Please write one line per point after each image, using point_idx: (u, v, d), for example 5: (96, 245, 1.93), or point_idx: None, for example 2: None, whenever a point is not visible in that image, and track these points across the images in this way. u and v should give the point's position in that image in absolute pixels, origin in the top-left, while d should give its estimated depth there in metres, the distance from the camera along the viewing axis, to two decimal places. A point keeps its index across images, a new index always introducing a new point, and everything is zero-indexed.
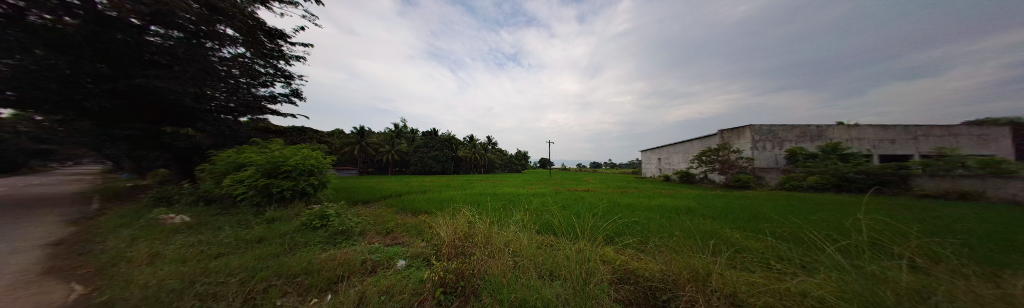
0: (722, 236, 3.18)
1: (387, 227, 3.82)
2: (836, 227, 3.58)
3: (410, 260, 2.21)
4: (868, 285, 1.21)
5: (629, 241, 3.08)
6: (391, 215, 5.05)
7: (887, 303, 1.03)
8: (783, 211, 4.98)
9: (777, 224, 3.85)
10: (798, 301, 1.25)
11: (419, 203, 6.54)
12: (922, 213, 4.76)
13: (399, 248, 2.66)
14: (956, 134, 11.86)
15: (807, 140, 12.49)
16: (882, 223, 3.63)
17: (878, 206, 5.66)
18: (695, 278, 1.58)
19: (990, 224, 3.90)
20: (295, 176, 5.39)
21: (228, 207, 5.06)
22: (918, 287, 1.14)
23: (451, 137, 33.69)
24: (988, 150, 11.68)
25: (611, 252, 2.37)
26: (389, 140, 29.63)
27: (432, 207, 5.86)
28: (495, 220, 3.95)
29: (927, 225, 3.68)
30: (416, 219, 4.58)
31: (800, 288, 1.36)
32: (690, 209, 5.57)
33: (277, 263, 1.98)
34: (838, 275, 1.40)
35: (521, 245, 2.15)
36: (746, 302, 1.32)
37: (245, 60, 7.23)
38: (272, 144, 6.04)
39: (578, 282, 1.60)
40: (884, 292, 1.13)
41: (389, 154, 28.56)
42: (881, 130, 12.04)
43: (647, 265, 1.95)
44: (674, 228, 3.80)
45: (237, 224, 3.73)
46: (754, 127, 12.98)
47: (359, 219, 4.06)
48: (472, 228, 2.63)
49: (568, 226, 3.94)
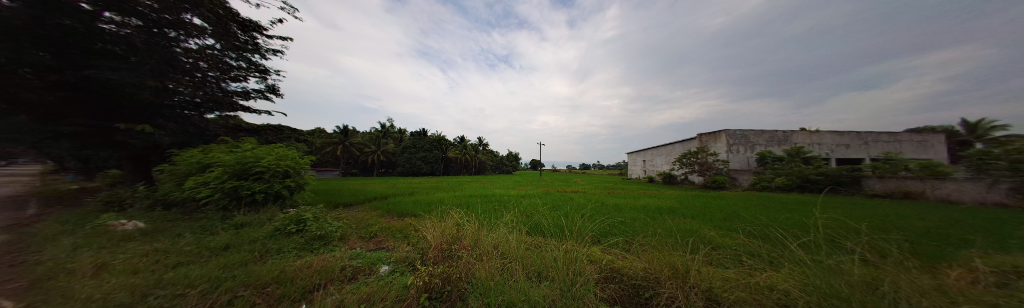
0: (699, 234, 3.39)
1: (370, 231, 3.69)
2: (801, 225, 3.88)
3: (394, 265, 2.13)
4: (827, 278, 1.32)
5: (616, 241, 3.17)
6: (375, 219, 4.85)
7: (849, 297, 1.12)
8: (755, 210, 5.33)
9: (748, 223, 4.13)
10: (765, 296, 1.35)
11: (406, 206, 6.36)
12: (873, 212, 5.27)
13: (383, 253, 2.56)
14: (899, 140, 13.37)
15: (774, 144, 13.57)
16: (840, 222, 3.99)
17: (835, 205, 6.24)
18: (677, 275, 1.64)
19: (928, 221, 4.39)
20: (268, 178, 5.03)
21: (191, 211, 4.62)
22: (869, 280, 1.27)
23: (440, 137, 33.14)
24: (926, 154, 13.22)
25: (597, 252, 2.41)
26: (374, 141, 28.59)
27: (419, 210, 5.71)
28: (484, 222, 3.91)
29: (875, 222, 4.11)
30: (402, 223, 4.40)
31: (768, 282, 1.47)
32: (671, 209, 5.83)
33: (246, 272, 1.84)
34: (801, 269, 1.52)
35: (510, 246, 2.15)
36: (721, 297, 1.41)
37: (214, 52, 6.65)
38: (245, 143, 5.64)
39: (565, 283, 1.62)
40: (840, 283, 1.24)
41: (374, 155, 27.47)
42: (837, 136, 13.33)
43: (632, 264, 1.98)
44: (656, 227, 3.97)
45: (200, 230, 3.42)
46: (729, 131, 13.87)
47: (339, 223, 3.88)
48: (460, 230, 2.62)
49: (555, 227, 4.00)
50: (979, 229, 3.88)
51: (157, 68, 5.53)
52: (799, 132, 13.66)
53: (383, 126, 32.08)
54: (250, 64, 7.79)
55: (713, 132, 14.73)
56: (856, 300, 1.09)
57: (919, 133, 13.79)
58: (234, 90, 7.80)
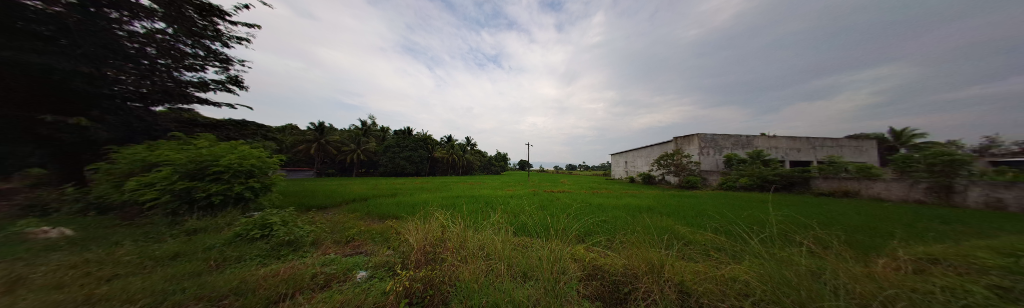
0: (673, 231, 3.62)
1: (348, 235, 3.49)
2: (760, 221, 4.28)
3: (372, 270, 2.02)
4: (780, 268, 1.47)
5: (599, 239, 3.29)
6: (353, 222, 4.60)
7: (802, 287, 1.24)
8: (723, 208, 5.80)
9: (716, 220, 4.48)
10: (730, 287, 1.47)
11: (388, 208, 6.09)
12: (820, 209, 5.96)
13: (360, 258, 2.43)
14: (841, 145, 15.27)
15: (739, 148, 14.91)
16: (793, 218, 4.46)
17: (788, 203, 6.99)
18: (652, 269, 1.75)
19: (861, 216, 5.06)
20: (227, 179, 4.53)
21: (132, 216, 4.05)
22: (813, 269, 1.43)
23: (426, 137, 32.21)
24: (861, 158, 15.22)
25: (581, 250, 2.47)
26: (354, 139, 27.10)
27: (402, 212, 5.50)
28: (470, 223, 3.84)
29: (821, 218, 4.65)
30: (383, 226, 4.20)
31: (731, 274, 1.60)
32: (650, 207, 6.15)
33: (199, 283, 1.65)
34: (760, 261, 1.68)
35: (496, 247, 2.14)
36: (692, 290, 1.52)
37: (165, 37, 5.86)
38: (200, 140, 5.06)
39: (549, 281, 1.66)
40: (789, 273, 1.40)
41: (354, 154, 25.95)
42: (791, 140, 14.94)
43: (612, 261, 2.06)
44: (635, 225, 4.17)
45: (143, 237, 3.00)
46: (701, 135, 14.99)
47: (312, 227, 3.61)
48: (445, 232, 2.57)
49: (541, 227, 4.05)
50: (900, 222, 4.55)
51: (93, 53, 4.75)
52: (760, 137, 15.12)
53: (364, 123, 30.42)
54: (209, 52, 6.99)
55: (687, 136, 15.82)
56: (809, 291, 1.21)
57: (856, 139, 15.86)
58: (188, 80, 6.94)
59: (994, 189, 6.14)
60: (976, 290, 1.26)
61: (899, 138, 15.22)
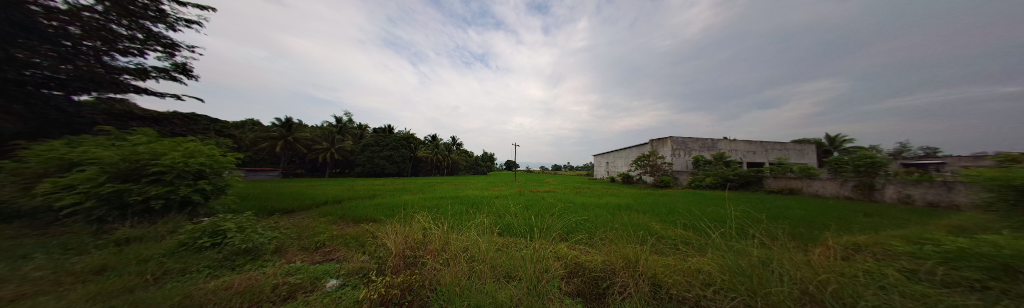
0: (648, 227, 3.85)
1: (318, 240, 3.24)
2: (722, 217, 4.72)
3: (344, 278, 1.89)
4: (735, 259, 1.63)
5: (581, 237, 3.39)
6: (325, 226, 4.26)
7: (755, 277, 1.39)
8: (692, 205, 6.29)
9: (686, 216, 4.86)
10: (696, 278, 1.60)
11: (365, 210, 5.74)
12: (771, 205, 6.74)
13: (332, 265, 2.26)
14: (788, 148, 17.37)
15: (705, 150, 16.32)
16: (749, 214, 4.98)
17: (745, 200, 7.82)
18: (629, 264, 1.85)
19: (803, 211, 5.80)
20: (170, 180, 3.97)
21: (44, 225, 3.37)
22: (763, 259, 1.62)
23: (408, 135, 30.96)
24: (804, 160, 17.44)
25: (564, 248, 2.53)
26: (328, 137, 25.20)
27: (380, 214, 5.23)
28: (454, 224, 3.76)
29: (772, 213, 5.25)
30: (358, 230, 3.94)
31: (696, 265, 1.75)
32: (628, 205, 6.49)
33: (130, 301, 1.41)
34: (720, 253, 1.85)
35: (479, 248, 2.12)
36: (663, 283, 1.64)
37: (91, 14, 4.92)
38: (136, 135, 4.38)
39: (532, 280, 1.68)
40: (743, 262, 1.56)
41: (326, 153, 24.05)
42: (748, 144, 16.69)
43: (592, 257, 2.12)
44: (614, 222, 4.37)
45: (57, 249, 2.49)
46: (673, 138, 16.17)
47: (274, 233, 3.29)
48: (427, 235, 2.49)
49: (526, 226, 4.08)
50: (832, 216, 5.29)
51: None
52: (722, 140, 16.68)
53: (338, 120, 28.31)
54: (149, 35, 5.99)
55: (661, 138, 16.94)
56: (762, 282, 1.36)
57: (799, 143, 18.14)
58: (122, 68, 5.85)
59: (906, 186, 7.45)
60: (886, 272, 1.52)
61: (832, 143, 17.71)
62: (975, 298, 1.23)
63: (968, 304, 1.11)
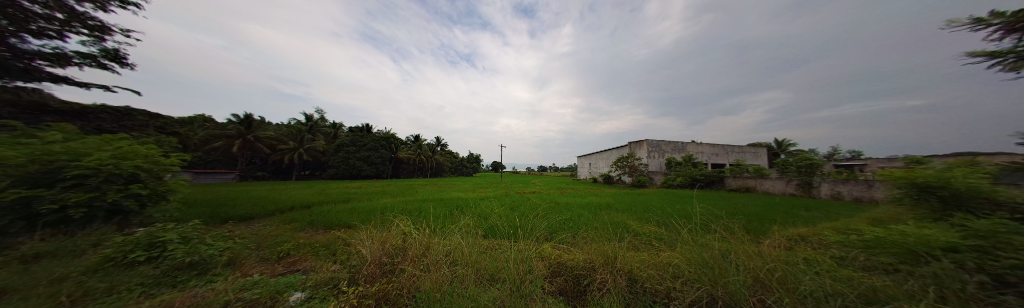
0: (626, 225, 4.06)
1: (282, 250, 2.94)
2: (691, 214, 5.13)
3: (312, 290, 1.74)
4: (700, 252, 1.78)
5: (564, 237, 3.46)
6: (290, 234, 3.89)
7: (716, 269, 1.53)
8: (666, 204, 6.75)
9: (660, 214, 5.20)
10: (666, 272, 1.72)
11: (338, 216, 5.33)
12: (732, 202, 7.48)
13: (297, 277, 2.06)
14: (745, 151, 19.43)
15: (676, 152, 17.66)
16: (713, 211, 5.48)
17: (710, 197, 8.59)
18: (609, 261, 1.93)
19: (757, 207, 6.52)
20: (96, 185, 3.26)
21: None
22: (723, 251, 1.79)
23: (388, 135, 29.48)
24: (757, 161, 19.64)
25: (547, 248, 2.56)
26: (296, 135, 23.08)
27: (356, 219, 4.90)
28: (436, 228, 3.64)
29: (731, 210, 5.83)
30: (330, 237, 3.65)
31: (667, 259, 1.88)
32: (608, 205, 6.78)
33: None
34: (687, 247, 2.00)
35: (462, 252, 2.08)
36: (638, 277, 1.73)
37: None
38: (46, 130, 3.61)
39: (515, 282, 1.69)
40: (706, 255, 1.72)
41: (294, 153, 21.99)
42: (713, 147, 18.39)
43: (574, 256, 2.18)
44: (595, 221, 4.54)
45: None
46: (649, 141, 17.28)
47: (228, 244, 2.92)
48: (406, 240, 2.39)
49: (510, 228, 4.07)
50: (780, 211, 6.02)
51: None
52: (691, 143, 18.19)
53: (308, 118, 26.02)
54: (75, 15, 4.29)
55: (639, 141, 17.96)
56: (722, 273, 1.50)
57: (754, 146, 20.40)
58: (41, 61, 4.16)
59: (837, 184, 8.67)
60: (822, 259, 1.76)
61: (780, 147, 20.18)
62: (896, 281, 1.45)
63: (883, 285, 1.32)
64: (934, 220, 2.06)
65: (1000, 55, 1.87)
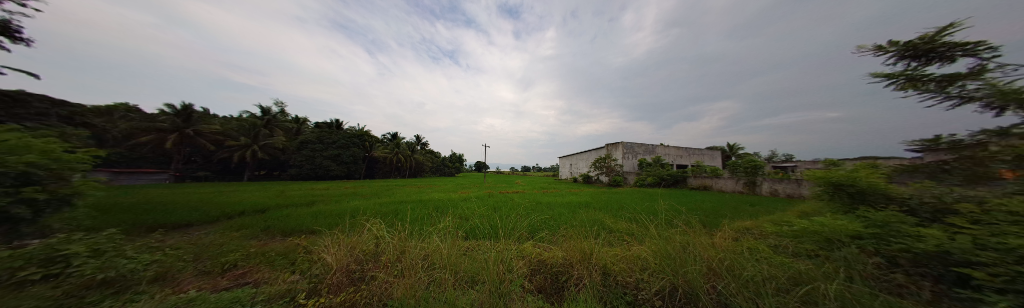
0: (602, 223, 4.27)
1: (229, 261, 2.57)
2: (658, 210, 5.58)
3: (265, 304, 1.55)
4: (666, 245, 1.94)
5: (544, 235, 3.53)
6: (240, 243, 3.42)
7: (680, 260, 1.69)
8: (637, 201, 7.28)
9: (631, 211, 5.59)
10: (636, 264, 1.85)
11: (300, 220, 4.82)
12: (692, 199, 8.32)
13: (246, 291, 1.82)
14: (704, 153, 21.69)
15: (647, 153, 19.10)
16: (676, 208, 6.05)
17: (676, 195, 9.45)
18: (585, 257, 2.00)
19: (713, 203, 7.32)
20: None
21: None
22: (684, 243, 1.97)
23: (361, 132, 27.44)
24: (714, 162, 22.06)
25: (527, 247, 2.58)
26: (250, 130, 20.38)
27: (322, 224, 4.47)
28: (413, 232, 3.46)
29: (692, 206, 6.49)
30: (290, 244, 3.28)
31: (636, 253, 2.02)
32: (586, 203, 7.11)
33: None
34: (655, 241, 2.17)
35: (440, 254, 2.02)
36: (611, 271, 1.84)
37: None
38: None
39: (494, 281, 1.69)
40: (670, 248, 1.88)
41: (247, 151, 19.41)
42: (678, 149, 20.24)
43: (553, 253, 2.23)
44: (574, 220, 4.70)
45: None
46: (624, 143, 18.44)
47: (158, 256, 2.47)
48: (378, 244, 2.25)
49: (491, 228, 4.03)
50: (730, 207, 6.85)
51: None
52: (660, 146, 19.80)
53: (266, 111, 23.08)
54: None
55: (615, 143, 19.08)
56: (684, 263, 1.66)
57: (711, 149, 22.89)
58: None
59: (775, 182, 10.10)
60: (760, 247, 2.04)
61: (731, 150, 22.89)
62: (817, 265, 1.74)
63: (806, 268, 1.57)
64: (845, 213, 2.50)
65: (894, 76, 2.31)
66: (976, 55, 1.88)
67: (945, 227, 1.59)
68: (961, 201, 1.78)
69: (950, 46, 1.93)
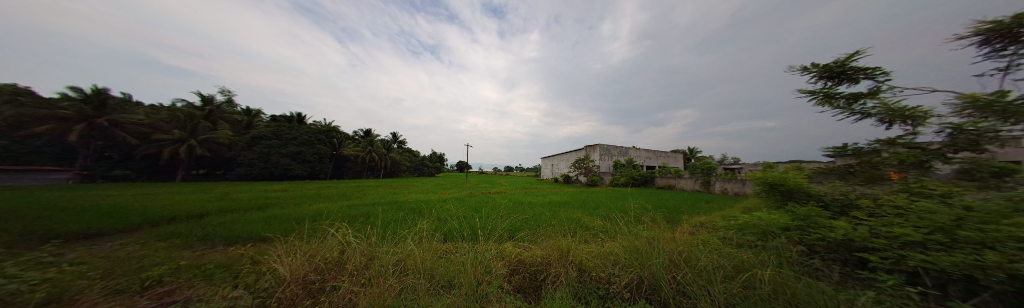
0: (579, 221, 4.45)
1: (151, 277, 2.15)
2: (629, 208, 5.99)
3: None
4: (636, 241, 2.07)
5: (524, 235, 3.54)
6: (167, 254, 2.88)
7: (648, 253, 1.82)
8: (611, 200, 7.75)
9: (606, 209, 5.92)
10: (609, 258, 1.96)
11: (248, 227, 4.22)
12: (659, 198, 9.09)
13: None
14: (669, 156, 23.84)
15: (621, 155, 20.40)
16: (645, 206, 6.56)
17: (644, 194, 10.25)
18: (563, 255, 2.05)
19: (676, 201, 8.08)
20: None
21: None
22: (650, 238, 2.12)
23: (329, 128, 25.06)
24: (677, 164, 24.31)
25: (506, 247, 2.57)
26: (186, 122, 17.37)
27: (276, 230, 3.96)
28: (385, 235, 3.24)
29: (658, 204, 7.10)
30: (233, 254, 2.85)
31: (609, 249, 2.13)
32: (565, 202, 7.36)
33: None
34: (626, 237, 2.30)
35: (414, 258, 1.92)
36: (586, 268, 1.91)
37: None
38: None
39: (471, 285, 1.65)
40: (639, 243, 2.01)
41: (183, 146, 16.54)
42: (647, 152, 21.95)
43: (532, 252, 2.25)
44: (553, 219, 4.83)
45: None
46: (601, 145, 19.45)
47: (44, 276, 1.96)
48: (342, 251, 2.05)
49: (469, 230, 3.94)
50: (689, 204, 7.63)
51: None
52: (632, 148, 21.28)
53: (206, 99, 19.79)
54: None
55: (593, 145, 20.05)
56: (652, 256, 1.79)
57: (675, 152, 25.23)
58: None
59: (724, 182, 11.49)
60: (710, 240, 2.29)
61: (691, 153, 25.53)
62: (755, 254, 2.02)
63: (747, 257, 1.80)
64: (776, 208, 2.95)
65: (816, 93, 2.75)
66: (873, 79, 2.35)
67: (849, 219, 1.97)
68: (861, 198, 2.21)
69: (856, 70, 2.38)
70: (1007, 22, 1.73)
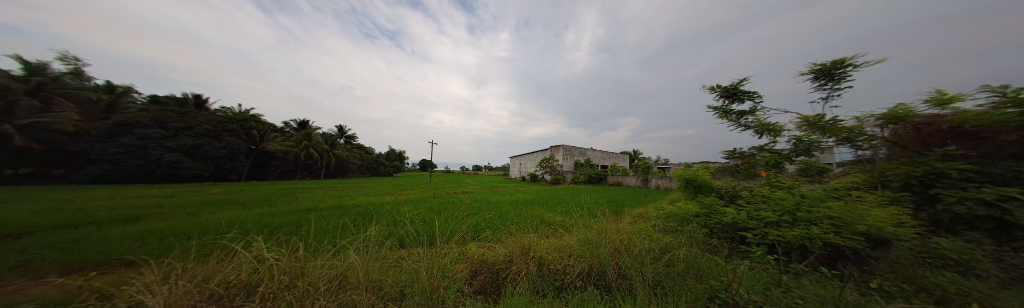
0: (541, 217, 4.67)
1: None
2: (585, 203, 6.60)
3: None
4: (588, 232, 2.28)
5: (487, 234, 3.49)
6: None
7: (599, 243, 2.02)
8: (571, 196, 8.40)
9: (566, 205, 6.38)
10: (565, 250, 2.10)
11: (102, 247, 3.03)
12: (609, 193, 10.29)
13: None
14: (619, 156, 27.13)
15: (581, 155, 22.29)
16: (597, 201, 7.32)
17: (598, 190, 11.47)
18: (525, 251, 2.10)
19: (622, 196, 9.30)
20: None
21: None
22: (599, 229, 2.36)
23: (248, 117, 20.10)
24: (625, 163, 27.83)
25: (468, 249, 2.49)
26: None
27: (154, 250, 2.96)
28: (321, 247, 2.73)
29: (608, 198, 8.05)
30: (71, 288, 1.99)
31: (566, 241, 2.27)
32: (530, 200, 7.64)
33: None
34: (581, 230, 2.50)
35: (357, 271, 1.68)
36: (545, 261, 2.00)
37: None
38: None
39: (426, 293, 1.53)
40: (590, 234, 2.22)
41: None
42: (602, 152, 24.48)
43: (494, 252, 2.23)
44: (518, 217, 4.92)
45: None
46: (564, 146, 20.79)
47: None
48: (256, 272, 1.64)
49: (429, 234, 3.66)
50: (632, 198, 8.86)
51: None
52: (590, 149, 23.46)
53: None
54: None
55: (556, 146, 21.26)
56: (601, 245, 2.00)
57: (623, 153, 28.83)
58: None
59: (658, 178, 13.73)
60: (644, 227, 2.69)
61: (636, 154, 29.61)
62: (676, 238, 2.45)
63: (670, 240, 2.18)
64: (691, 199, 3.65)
65: (718, 108, 3.50)
66: (752, 100, 3.14)
67: (735, 206, 2.58)
68: (743, 190, 2.92)
69: (743, 92, 3.14)
70: (828, 66, 2.56)
